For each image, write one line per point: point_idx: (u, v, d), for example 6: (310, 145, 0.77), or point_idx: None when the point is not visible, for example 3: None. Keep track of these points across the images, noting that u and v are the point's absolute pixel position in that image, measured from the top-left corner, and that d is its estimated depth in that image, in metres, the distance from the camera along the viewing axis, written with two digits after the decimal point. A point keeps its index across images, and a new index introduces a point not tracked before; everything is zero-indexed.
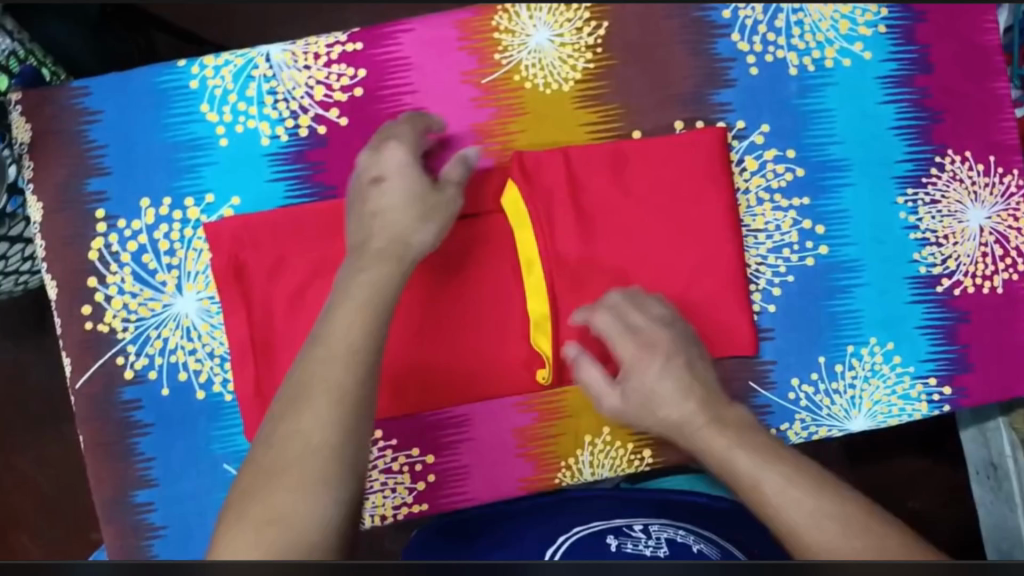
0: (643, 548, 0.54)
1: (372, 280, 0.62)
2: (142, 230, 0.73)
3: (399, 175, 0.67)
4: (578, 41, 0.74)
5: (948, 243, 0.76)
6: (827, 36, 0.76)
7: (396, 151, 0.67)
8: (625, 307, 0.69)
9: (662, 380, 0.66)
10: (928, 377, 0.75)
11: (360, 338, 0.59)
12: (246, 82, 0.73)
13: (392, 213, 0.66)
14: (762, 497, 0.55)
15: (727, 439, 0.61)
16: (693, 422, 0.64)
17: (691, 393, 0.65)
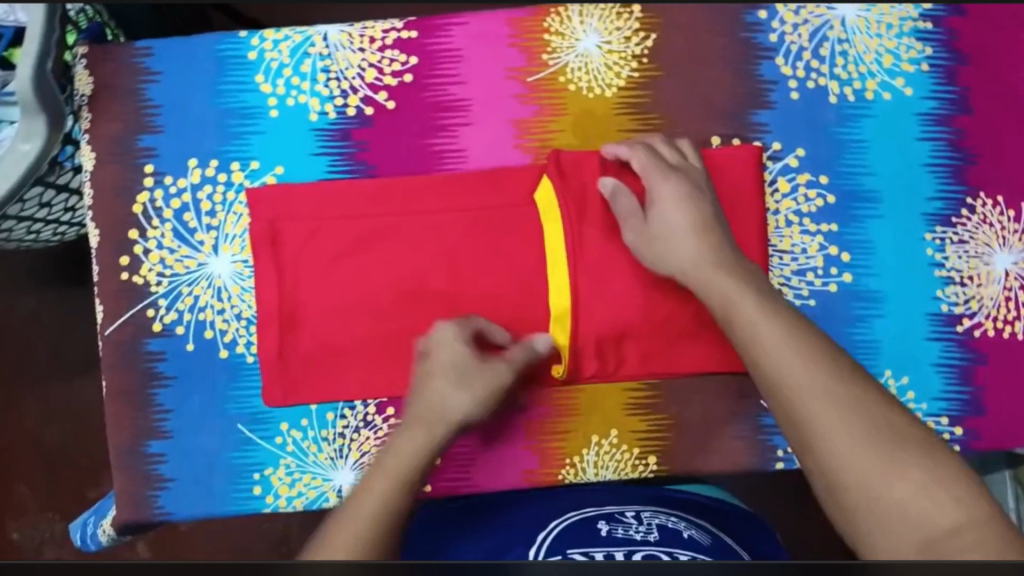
0: (633, 533, 0.60)
1: (407, 447, 0.66)
2: (187, 189, 0.76)
3: (445, 347, 0.70)
4: (625, 50, 0.76)
5: (972, 284, 0.76)
6: (870, 69, 0.77)
7: (450, 351, 0.70)
8: (677, 167, 0.72)
9: (685, 224, 0.69)
10: (940, 416, 0.75)
11: (451, 354, 0.70)
12: (302, 59, 0.76)
13: (437, 386, 0.69)
14: (802, 393, 0.58)
15: (755, 315, 0.63)
16: (726, 287, 0.65)
17: (708, 230, 0.69)
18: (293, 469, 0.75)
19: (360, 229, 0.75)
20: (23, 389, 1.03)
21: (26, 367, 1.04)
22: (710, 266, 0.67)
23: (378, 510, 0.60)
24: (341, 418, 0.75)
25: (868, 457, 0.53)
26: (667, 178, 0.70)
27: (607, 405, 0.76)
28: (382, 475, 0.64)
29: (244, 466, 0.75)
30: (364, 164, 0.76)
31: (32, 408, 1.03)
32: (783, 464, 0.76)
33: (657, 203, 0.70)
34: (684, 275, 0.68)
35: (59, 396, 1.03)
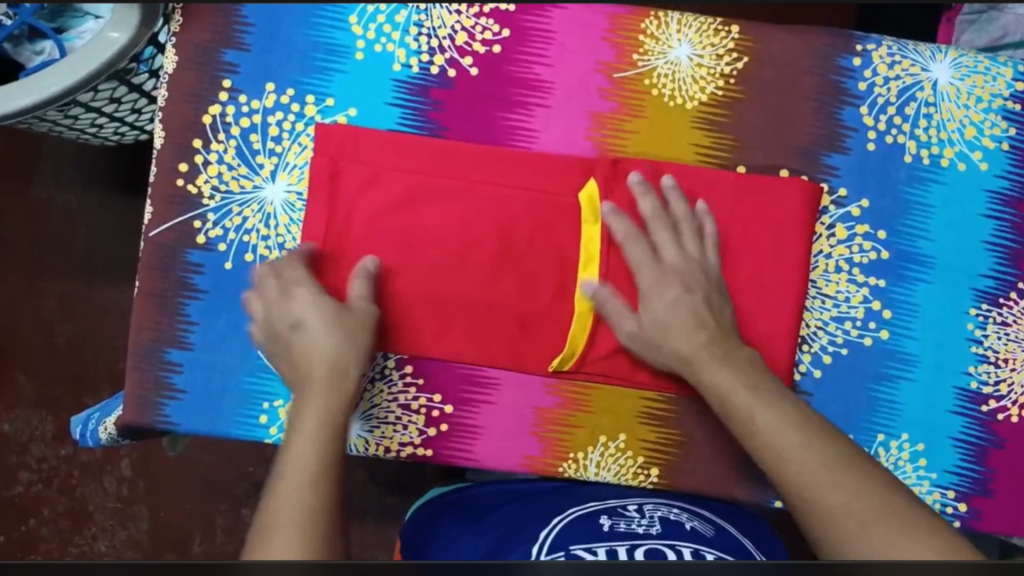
0: (635, 527, 0.63)
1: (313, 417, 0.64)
2: (258, 111, 0.76)
3: (314, 313, 0.68)
4: (714, 67, 0.76)
5: (1006, 366, 0.76)
6: (950, 137, 0.77)
7: (305, 297, 0.69)
8: (681, 224, 0.73)
9: (679, 326, 0.70)
10: (948, 489, 0.75)
11: (325, 304, 0.69)
12: (399, 9, 0.76)
13: (307, 336, 0.68)
14: (783, 461, 0.61)
15: (730, 379, 0.67)
16: (703, 358, 0.68)
17: (702, 327, 0.70)
18: None
19: (418, 181, 0.74)
20: (40, 280, 1.03)
21: (49, 259, 1.03)
22: (692, 341, 0.69)
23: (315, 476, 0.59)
24: None
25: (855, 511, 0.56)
26: (670, 241, 0.72)
27: (621, 408, 0.76)
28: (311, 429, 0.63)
29: (255, 393, 0.76)
30: (436, 124, 0.76)
31: (46, 301, 1.03)
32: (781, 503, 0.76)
33: (655, 302, 0.71)
34: (683, 368, 0.70)
35: (77, 295, 1.03)
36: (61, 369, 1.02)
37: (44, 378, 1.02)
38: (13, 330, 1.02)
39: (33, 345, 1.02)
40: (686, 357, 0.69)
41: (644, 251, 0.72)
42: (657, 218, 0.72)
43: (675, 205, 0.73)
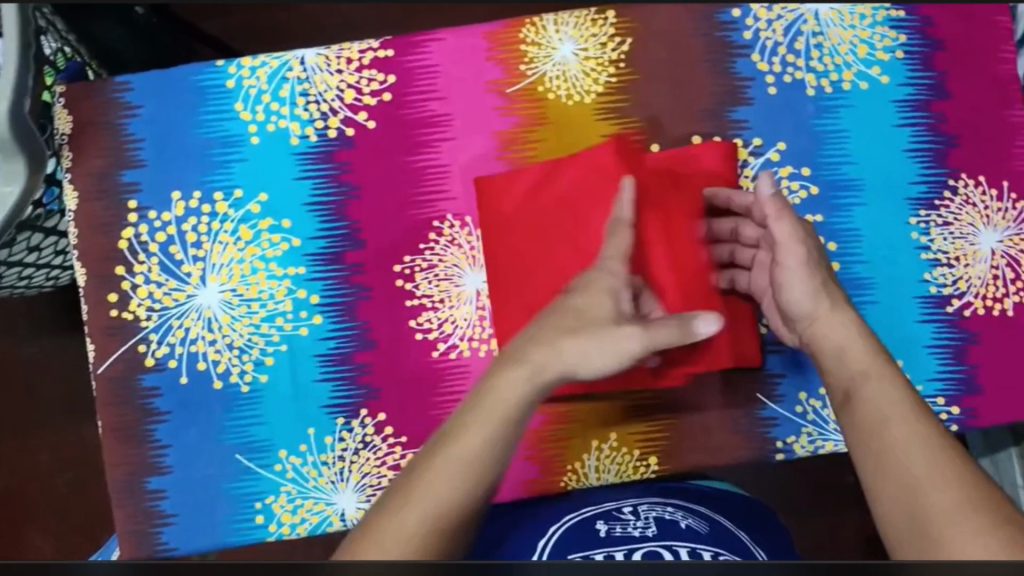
0: (631, 529, 0.62)
1: (482, 432, 0.54)
2: (172, 222, 0.75)
3: (588, 298, 0.60)
4: (601, 56, 0.76)
5: (959, 264, 0.77)
6: (845, 60, 0.77)
7: (597, 292, 0.60)
8: (792, 239, 0.73)
9: (815, 283, 0.64)
10: (936, 397, 0.76)
11: (598, 308, 0.60)
12: (281, 84, 0.76)
13: (565, 324, 0.59)
14: (881, 417, 0.55)
15: (845, 333, 0.61)
16: (820, 314, 0.63)
17: (823, 286, 0.64)
18: (293, 496, 0.75)
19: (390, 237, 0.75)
20: (31, 435, 1.02)
21: (34, 411, 1.02)
22: (814, 305, 0.64)
23: (432, 522, 0.48)
24: (339, 441, 0.75)
25: (921, 446, 0.52)
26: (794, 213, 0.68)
27: (604, 409, 0.76)
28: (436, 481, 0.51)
29: (243, 496, 0.75)
30: (348, 186, 0.76)
31: (41, 454, 1.02)
32: (784, 455, 0.76)
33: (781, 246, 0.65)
34: (807, 331, 0.64)
35: (67, 441, 1.02)
36: (73, 518, 1.00)
37: (59, 532, 1.00)
38: (17, 492, 1.01)
39: (38, 504, 1.01)
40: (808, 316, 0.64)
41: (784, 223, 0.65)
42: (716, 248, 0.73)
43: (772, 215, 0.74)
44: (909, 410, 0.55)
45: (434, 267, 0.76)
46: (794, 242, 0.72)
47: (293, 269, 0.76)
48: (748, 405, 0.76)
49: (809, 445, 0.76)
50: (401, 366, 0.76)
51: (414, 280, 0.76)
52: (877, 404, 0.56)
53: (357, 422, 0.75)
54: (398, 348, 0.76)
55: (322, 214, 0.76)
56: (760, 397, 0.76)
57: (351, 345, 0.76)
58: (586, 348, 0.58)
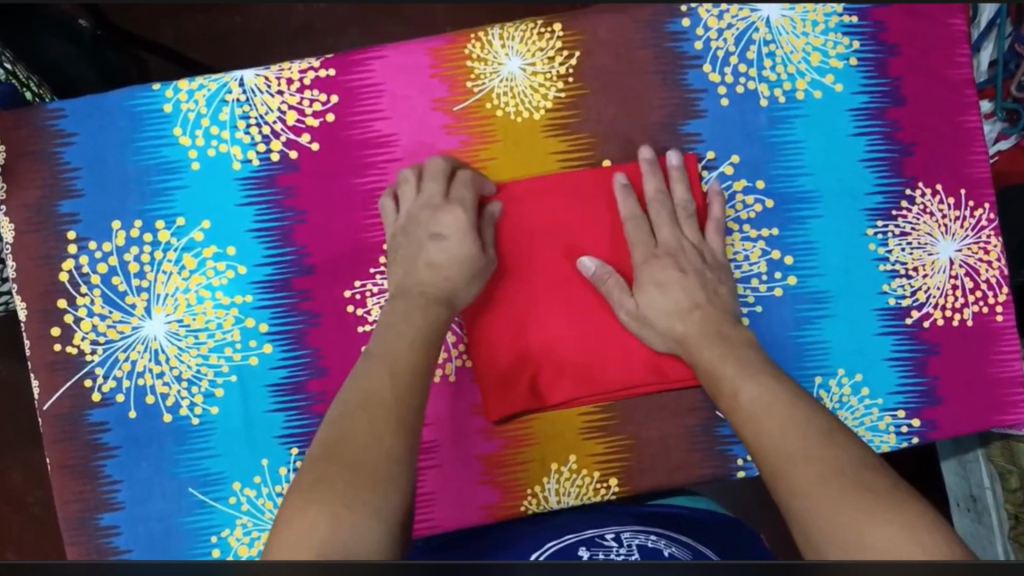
0: (615, 556, 0.58)
1: (404, 340, 0.62)
2: (113, 252, 0.73)
3: (459, 235, 0.69)
4: (549, 71, 0.74)
5: (918, 275, 0.76)
6: (798, 68, 0.75)
7: (458, 214, 0.69)
8: (650, 263, 0.71)
9: (672, 303, 0.69)
10: (897, 410, 0.75)
11: (459, 252, 0.69)
12: (220, 107, 0.73)
13: (456, 241, 0.69)
14: (767, 443, 0.57)
15: (722, 355, 0.65)
16: (696, 334, 0.68)
17: (694, 312, 0.69)
18: (250, 528, 0.73)
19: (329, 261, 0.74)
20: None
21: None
22: (686, 320, 0.69)
23: (385, 429, 0.54)
24: (295, 471, 0.73)
25: (836, 502, 0.50)
26: (670, 223, 0.72)
27: (562, 431, 0.75)
28: (359, 400, 0.57)
29: (198, 529, 0.73)
30: (293, 210, 0.74)
31: (10, 474, 1.00)
32: (744, 472, 0.75)
33: (644, 282, 0.70)
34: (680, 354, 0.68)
35: (39, 461, 1.00)
36: (48, 535, 1.00)
37: (34, 549, 0.99)
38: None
39: (12, 519, 1.00)
40: (680, 337, 0.69)
41: (644, 232, 0.72)
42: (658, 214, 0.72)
43: (634, 210, 0.72)
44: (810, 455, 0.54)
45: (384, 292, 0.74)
46: (650, 300, 0.70)
47: (239, 297, 0.74)
48: (707, 422, 0.75)
49: None
50: None
51: (365, 305, 0.74)
52: (771, 450, 0.56)
53: None
54: None
55: (266, 241, 0.74)
56: (719, 414, 0.75)
57: (304, 373, 0.74)
58: (458, 280, 0.68)
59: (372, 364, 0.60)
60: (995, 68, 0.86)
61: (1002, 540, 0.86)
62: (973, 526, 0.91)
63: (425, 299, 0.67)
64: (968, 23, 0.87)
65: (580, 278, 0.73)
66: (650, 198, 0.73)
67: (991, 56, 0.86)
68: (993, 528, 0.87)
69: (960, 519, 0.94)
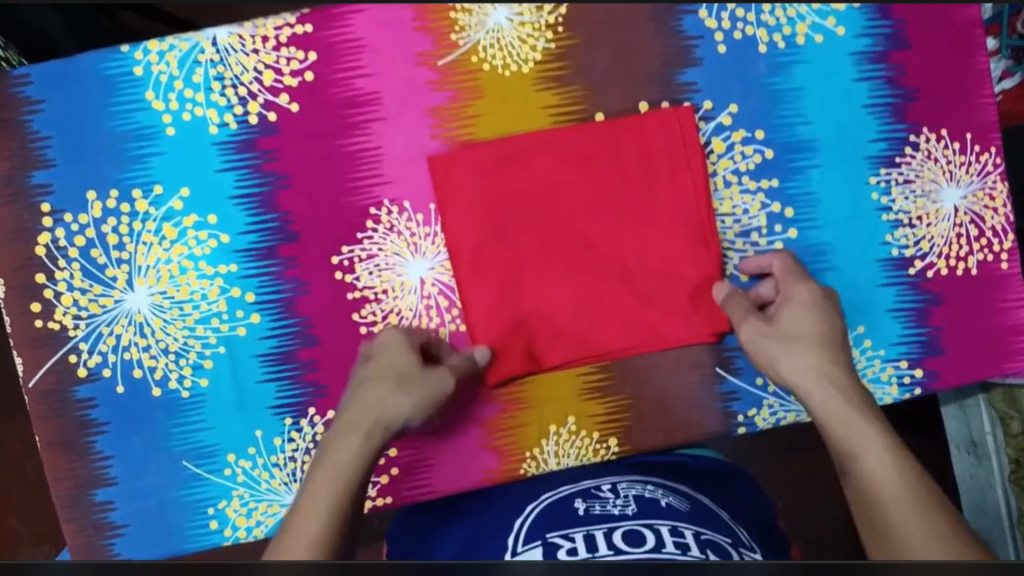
0: (611, 508, 0.59)
1: (338, 458, 0.66)
2: (90, 224, 0.71)
3: (387, 353, 0.70)
4: (538, 21, 0.71)
5: (921, 224, 0.74)
6: (799, 11, 0.72)
7: (388, 338, 0.70)
8: (797, 294, 0.70)
9: (812, 333, 0.68)
10: (899, 360, 0.74)
11: (391, 361, 0.69)
12: (193, 68, 0.70)
13: (373, 380, 0.68)
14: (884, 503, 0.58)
15: (838, 411, 0.65)
16: (823, 380, 0.67)
17: (832, 354, 0.68)
18: (247, 499, 0.73)
19: (315, 224, 0.71)
20: None
21: None
22: (816, 365, 0.68)
23: (323, 530, 0.60)
24: (289, 442, 0.72)
25: (911, 504, 0.58)
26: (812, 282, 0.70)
27: (560, 392, 0.73)
28: (327, 470, 0.65)
29: (196, 502, 0.72)
30: (275, 175, 0.71)
31: (9, 444, 0.98)
32: (745, 429, 0.74)
33: (787, 309, 0.69)
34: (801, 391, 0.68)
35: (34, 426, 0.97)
36: (48, 500, 0.95)
37: (35, 515, 0.95)
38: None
39: (10, 486, 0.96)
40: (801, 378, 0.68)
41: (786, 270, 0.71)
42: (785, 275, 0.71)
43: (773, 280, 0.71)
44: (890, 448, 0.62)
45: (373, 258, 0.72)
46: (793, 318, 0.69)
47: (224, 266, 0.71)
48: (708, 380, 0.74)
49: (770, 416, 0.74)
50: (347, 362, 0.72)
51: (354, 271, 0.72)
52: (883, 519, 0.58)
53: (306, 421, 0.72)
54: (342, 343, 0.72)
55: (249, 207, 0.71)
56: (718, 371, 0.74)
57: (294, 342, 0.72)
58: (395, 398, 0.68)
59: (317, 483, 0.64)
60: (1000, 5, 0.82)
61: (1002, 486, 0.87)
62: (971, 468, 0.92)
63: (354, 420, 0.68)
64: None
65: (576, 236, 0.71)
66: (782, 266, 0.71)
67: None
68: (993, 472, 0.87)
69: (959, 460, 0.94)
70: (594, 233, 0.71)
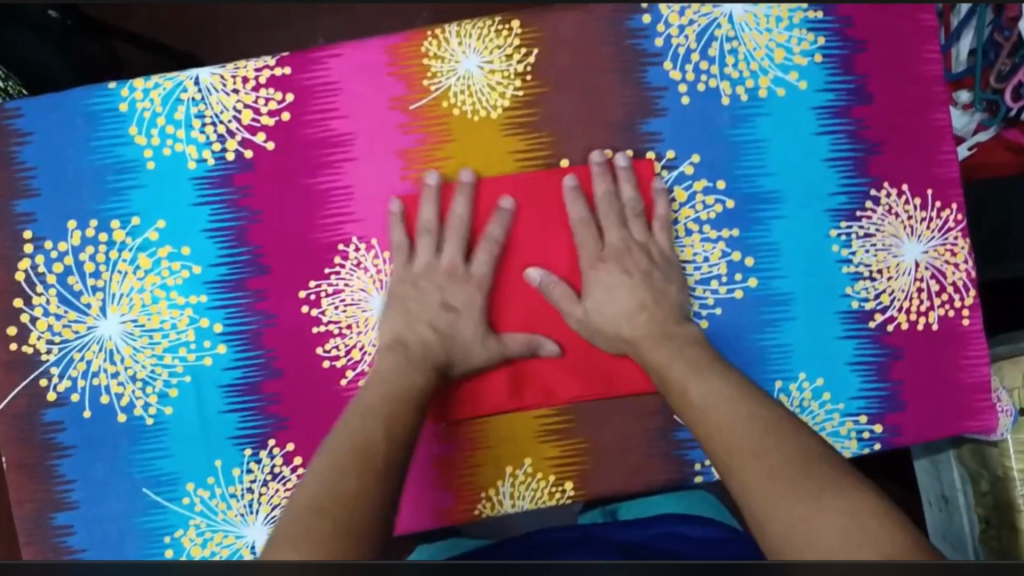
0: None
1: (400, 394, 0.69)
2: (68, 252, 0.73)
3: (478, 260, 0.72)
4: (507, 69, 0.73)
5: (883, 277, 0.74)
6: (761, 65, 0.74)
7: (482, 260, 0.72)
8: (596, 255, 0.73)
9: (623, 305, 0.73)
10: (859, 415, 0.74)
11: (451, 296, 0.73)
12: (175, 106, 0.73)
13: (433, 315, 0.72)
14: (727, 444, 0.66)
15: (669, 355, 0.71)
16: (646, 336, 0.72)
17: (644, 310, 0.73)
18: (203, 529, 0.73)
19: (290, 264, 0.73)
20: None
21: None
22: (632, 321, 0.73)
23: (364, 477, 0.64)
24: (248, 473, 0.73)
25: (754, 448, 0.65)
26: (614, 223, 0.73)
27: (518, 434, 0.74)
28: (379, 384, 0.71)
29: (153, 530, 0.73)
30: (248, 211, 0.73)
31: None
32: (703, 477, 0.74)
33: (593, 288, 0.73)
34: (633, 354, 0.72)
35: None
36: None
37: None
38: None
39: None
40: (630, 339, 0.72)
41: (591, 235, 0.73)
42: (607, 198, 0.73)
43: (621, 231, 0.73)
44: (759, 450, 0.65)
45: (339, 293, 0.73)
46: (598, 305, 0.73)
47: (194, 297, 0.73)
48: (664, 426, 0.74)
49: None
50: (309, 395, 0.73)
51: (320, 306, 0.73)
52: (727, 453, 0.66)
53: (265, 452, 0.73)
54: (303, 375, 0.73)
55: (221, 241, 0.73)
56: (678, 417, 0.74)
57: (257, 374, 0.73)
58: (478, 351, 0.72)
59: (356, 438, 0.67)
60: (971, 60, 0.87)
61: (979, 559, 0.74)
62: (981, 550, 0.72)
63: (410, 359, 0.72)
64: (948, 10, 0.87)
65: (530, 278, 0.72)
66: (599, 199, 0.73)
67: (967, 46, 0.87)
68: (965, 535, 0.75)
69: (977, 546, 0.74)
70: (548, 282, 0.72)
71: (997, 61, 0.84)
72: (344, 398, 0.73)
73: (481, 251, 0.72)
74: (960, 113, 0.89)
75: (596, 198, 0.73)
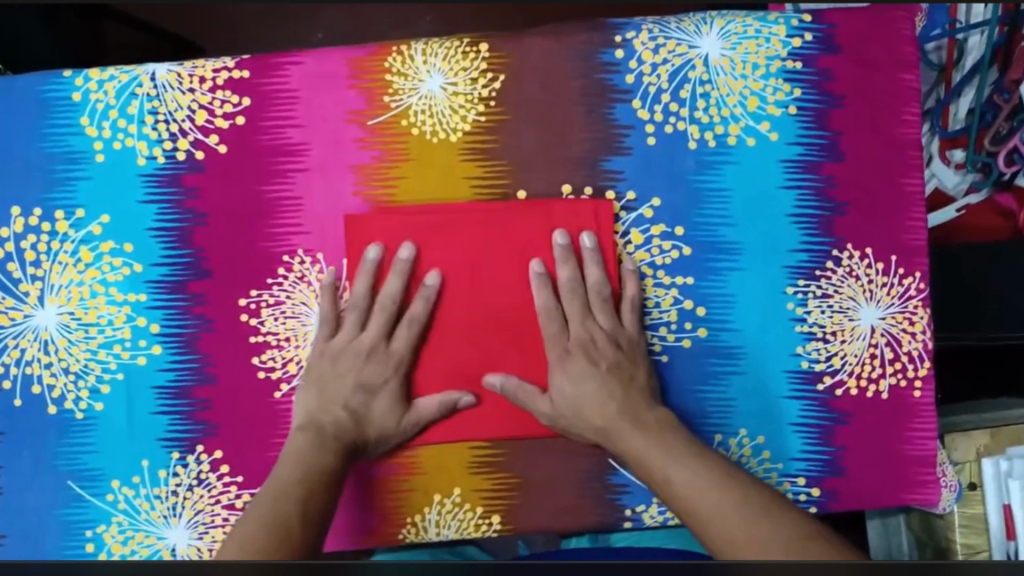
0: None
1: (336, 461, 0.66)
2: (10, 238, 0.72)
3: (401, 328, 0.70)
4: (471, 92, 0.71)
5: (835, 340, 0.73)
6: (732, 112, 0.72)
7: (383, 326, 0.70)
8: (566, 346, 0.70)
9: (591, 392, 0.69)
10: (797, 477, 0.72)
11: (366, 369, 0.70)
12: (129, 100, 0.71)
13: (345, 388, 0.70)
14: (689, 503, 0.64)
15: (646, 446, 0.66)
16: (620, 429, 0.68)
17: (612, 395, 0.69)
18: (125, 527, 0.72)
19: (233, 271, 0.72)
20: None
21: None
22: (602, 412, 0.69)
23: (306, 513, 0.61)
24: (174, 476, 0.72)
25: (721, 509, 0.62)
26: (580, 313, 0.70)
27: (450, 463, 0.72)
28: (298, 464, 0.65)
29: (74, 524, 0.73)
30: (194, 213, 0.72)
31: None
32: (632, 523, 0.73)
33: (560, 380, 0.70)
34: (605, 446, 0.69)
35: None
36: None
37: None
38: None
39: None
40: (600, 429, 0.69)
41: (558, 325, 0.70)
42: (572, 289, 0.70)
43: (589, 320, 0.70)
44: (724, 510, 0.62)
45: (280, 304, 0.72)
46: (565, 396, 0.69)
47: (133, 295, 0.72)
48: (598, 469, 0.73)
49: (658, 515, 0.73)
50: (241, 404, 0.72)
51: (260, 316, 0.72)
52: (698, 518, 0.63)
53: (193, 458, 0.72)
54: (237, 384, 0.72)
55: (164, 241, 0.72)
56: (611, 461, 0.72)
57: (190, 379, 0.72)
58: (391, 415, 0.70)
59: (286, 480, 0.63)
60: (971, 118, 0.88)
61: None
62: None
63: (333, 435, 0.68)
64: (951, 66, 0.88)
65: (474, 307, 0.70)
66: (563, 287, 0.70)
67: (969, 104, 0.88)
68: None
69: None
70: (491, 314, 0.70)
71: (995, 124, 0.87)
72: (279, 411, 0.72)
73: (400, 329, 0.70)
74: (953, 172, 0.90)
75: (561, 287, 0.70)
